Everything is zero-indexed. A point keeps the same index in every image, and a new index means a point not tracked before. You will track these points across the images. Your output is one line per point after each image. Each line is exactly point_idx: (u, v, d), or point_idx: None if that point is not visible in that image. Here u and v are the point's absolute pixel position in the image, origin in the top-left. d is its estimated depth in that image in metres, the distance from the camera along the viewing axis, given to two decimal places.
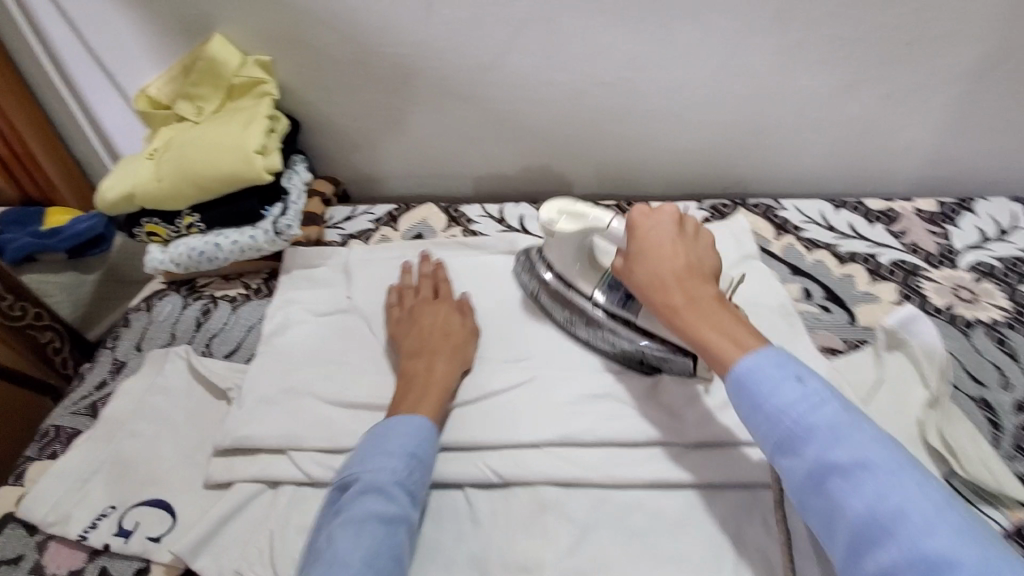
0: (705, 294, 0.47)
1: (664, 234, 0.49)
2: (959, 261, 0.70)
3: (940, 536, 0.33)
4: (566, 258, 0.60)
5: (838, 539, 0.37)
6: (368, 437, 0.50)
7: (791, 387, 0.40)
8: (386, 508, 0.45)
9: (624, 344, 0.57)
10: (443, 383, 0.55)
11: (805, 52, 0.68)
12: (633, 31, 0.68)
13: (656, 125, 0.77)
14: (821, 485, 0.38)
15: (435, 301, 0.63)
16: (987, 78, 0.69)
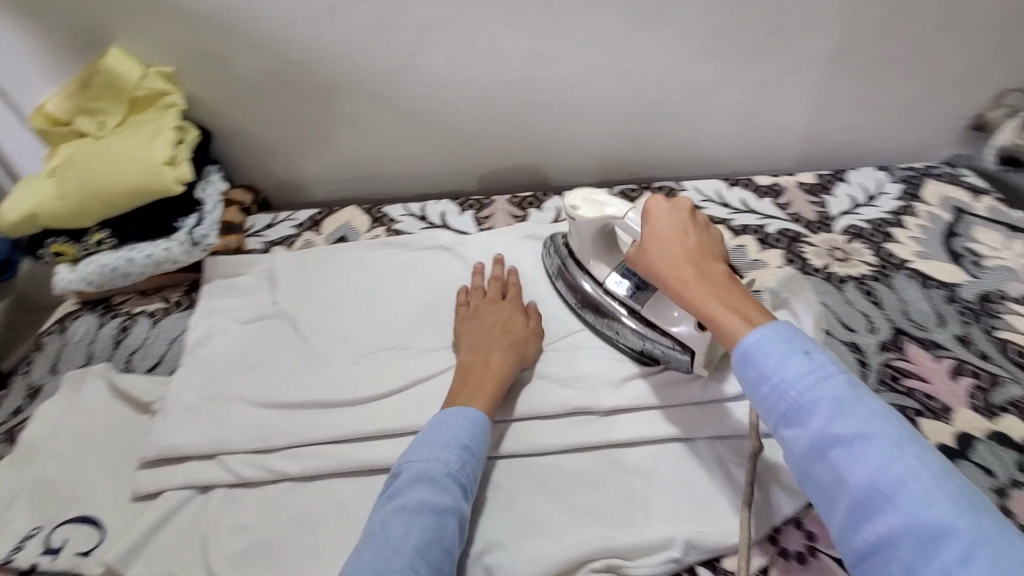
0: (711, 271, 0.48)
1: (677, 219, 0.52)
2: (834, 226, 0.79)
3: (945, 509, 0.31)
4: (587, 247, 0.63)
5: (837, 510, 0.35)
6: (425, 430, 0.51)
7: (797, 360, 0.39)
8: (446, 498, 0.45)
9: (630, 336, 0.60)
10: (500, 376, 0.56)
11: (688, 45, 0.76)
12: (533, 30, 0.73)
13: (565, 118, 0.83)
14: (822, 456, 0.36)
15: (499, 302, 0.65)
16: (843, 64, 0.80)
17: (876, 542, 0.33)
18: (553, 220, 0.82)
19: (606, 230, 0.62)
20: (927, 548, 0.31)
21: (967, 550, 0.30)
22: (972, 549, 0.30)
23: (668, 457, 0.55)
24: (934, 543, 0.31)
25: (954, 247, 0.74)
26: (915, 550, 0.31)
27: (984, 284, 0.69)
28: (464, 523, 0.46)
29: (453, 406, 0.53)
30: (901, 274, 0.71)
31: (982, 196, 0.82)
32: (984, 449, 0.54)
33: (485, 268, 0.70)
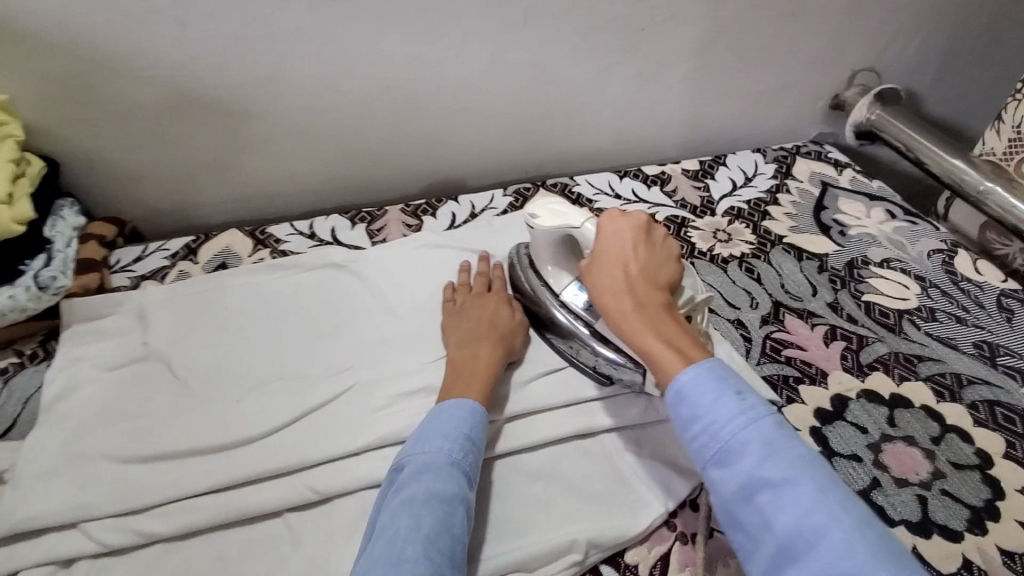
0: (655, 298, 0.48)
1: (629, 239, 0.52)
2: (716, 209, 0.82)
3: (864, 558, 0.33)
4: (547, 256, 0.62)
5: (762, 554, 0.37)
6: (423, 425, 0.51)
7: (729, 398, 0.41)
8: (455, 487, 0.45)
9: (586, 350, 0.59)
10: (492, 367, 0.57)
11: (564, 43, 0.77)
12: (404, 33, 0.71)
13: (451, 121, 0.81)
14: (750, 498, 0.38)
15: (483, 295, 0.66)
16: (711, 52, 0.84)
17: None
18: (449, 226, 0.81)
19: (566, 239, 0.61)
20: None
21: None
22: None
23: (570, 455, 0.55)
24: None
25: (823, 219, 0.80)
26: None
27: (850, 252, 0.74)
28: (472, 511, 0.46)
29: (451, 398, 0.53)
30: (778, 249, 0.75)
31: (844, 169, 0.89)
32: (856, 407, 0.57)
33: (470, 264, 0.71)
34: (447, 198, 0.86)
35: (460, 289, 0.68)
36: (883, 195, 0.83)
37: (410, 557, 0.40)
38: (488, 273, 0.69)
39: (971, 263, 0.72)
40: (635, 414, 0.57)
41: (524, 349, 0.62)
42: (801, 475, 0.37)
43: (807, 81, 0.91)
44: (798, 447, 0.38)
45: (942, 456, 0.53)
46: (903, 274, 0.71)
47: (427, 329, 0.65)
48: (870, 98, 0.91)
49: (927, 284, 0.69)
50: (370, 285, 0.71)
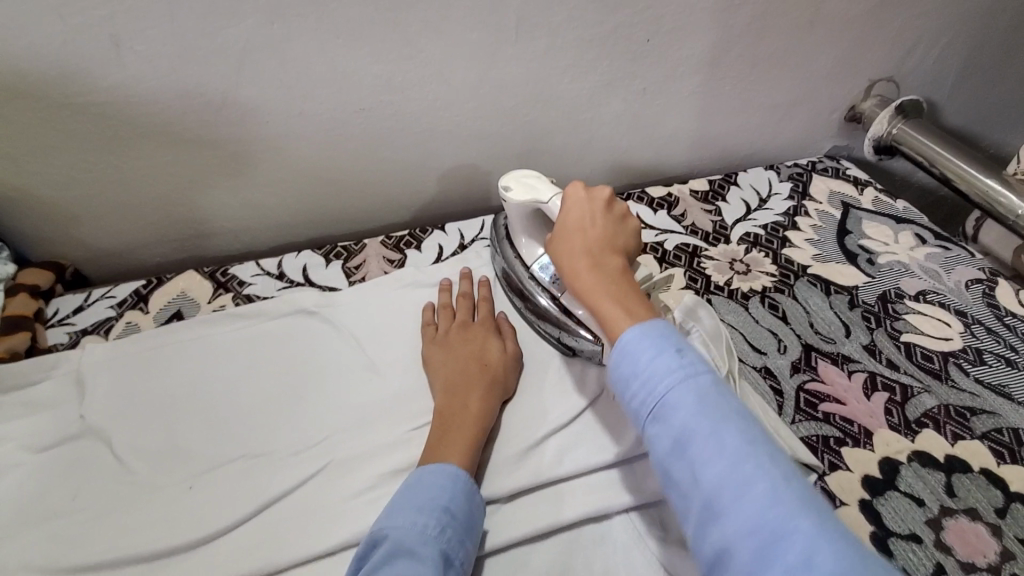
0: (612, 263, 0.45)
1: (589, 206, 0.49)
2: (730, 235, 0.75)
3: (788, 509, 0.32)
4: (520, 227, 0.61)
5: (691, 511, 0.35)
6: (405, 484, 0.46)
7: (666, 353, 0.38)
8: (427, 568, 0.39)
9: (548, 323, 0.59)
10: (481, 418, 0.51)
11: (562, 58, 0.69)
12: (380, 50, 0.63)
13: (436, 144, 0.73)
14: (682, 452, 0.36)
15: (469, 327, 0.60)
16: (720, 63, 0.76)
17: (722, 544, 0.33)
18: (435, 261, 0.72)
19: (538, 212, 0.59)
20: (767, 549, 0.31)
21: (805, 551, 0.30)
22: (809, 550, 0.30)
23: (585, 544, 0.47)
24: (777, 544, 0.31)
25: (848, 246, 0.73)
26: (755, 552, 0.31)
27: (881, 284, 0.67)
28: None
29: (433, 460, 0.47)
30: (802, 282, 0.68)
31: (865, 187, 0.82)
32: (908, 472, 0.50)
33: (452, 283, 0.67)
34: (433, 227, 0.78)
35: (442, 312, 0.63)
36: (910, 217, 0.76)
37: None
38: (469, 292, 0.65)
39: (1014, 295, 0.65)
40: (655, 486, 0.49)
41: (517, 384, 0.57)
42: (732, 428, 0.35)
43: (821, 92, 0.85)
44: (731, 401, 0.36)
45: (1010, 533, 0.46)
46: (942, 309, 0.64)
47: (413, 385, 0.57)
48: (890, 110, 0.84)
49: (969, 320, 0.62)
50: (347, 333, 0.62)
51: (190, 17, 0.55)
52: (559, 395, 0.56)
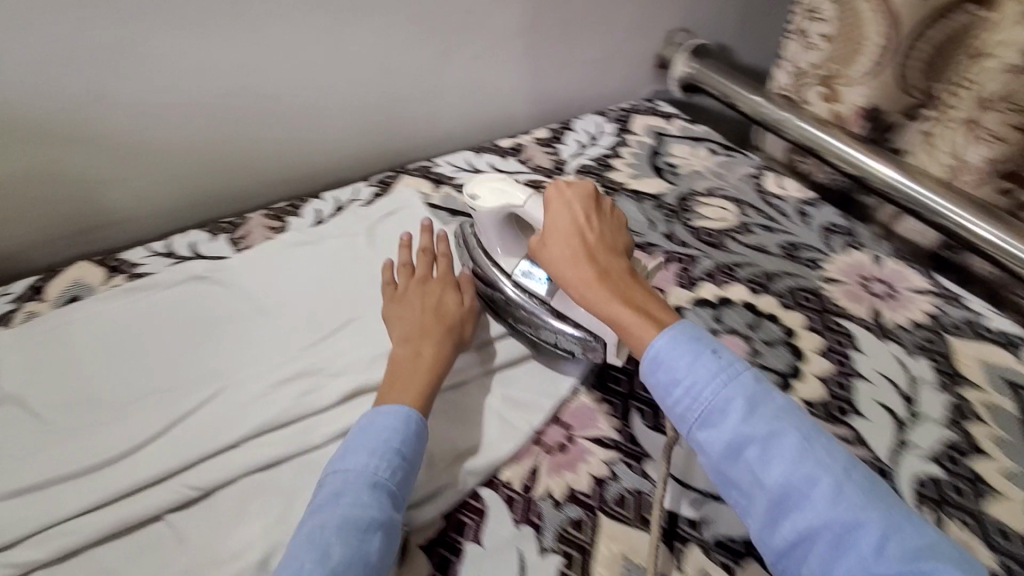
0: (619, 266, 0.52)
1: (581, 208, 0.54)
2: (567, 169, 0.90)
3: (850, 501, 0.39)
4: (494, 236, 0.59)
5: (757, 508, 0.41)
6: (357, 429, 0.48)
7: (710, 365, 0.44)
8: (375, 511, 0.43)
9: (545, 332, 0.57)
10: (435, 368, 0.54)
11: (397, 31, 0.81)
12: (231, 40, 0.72)
13: (300, 120, 0.83)
14: (739, 456, 0.42)
15: (427, 280, 0.61)
16: (539, 27, 0.91)
17: (795, 535, 0.39)
18: (314, 223, 0.81)
19: (511, 216, 0.59)
20: (840, 539, 0.38)
21: (873, 536, 0.37)
22: (877, 535, 0.37)
23: (447, 404, 0.56)
24: (848, 534, 0.38)
25: (657, 164, 0.89)
26: (829, 541, 0.38)
27: (681, 188, 0.83)
28: (396, 538, 0.43)
29: (386, 403, 0.50)
30: (621, 195, 0.83)
31: (673, 120, 0.99)
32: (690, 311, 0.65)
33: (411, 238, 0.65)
34: (311, 196, 0.86)
35: (403, 270, 0.63)
36: (705, 137, 0.95)
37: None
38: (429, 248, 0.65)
39: (777, 182, 0.83)
40: (501, 355, 0.60)
41: (475, 335, 0.59)
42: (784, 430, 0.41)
43: (631, 44, 1.01)
44: (777, 402, 0.42)
45: (757, 338, 0.62)
46: (724, 199, 0.81)
47: (299, 320, 0.66)
48: (684, 54, 1.02)
49: (742, 203, 0.80)
50: (236, 288, 0.70)
51: (43, 23, 0.62)
52: None
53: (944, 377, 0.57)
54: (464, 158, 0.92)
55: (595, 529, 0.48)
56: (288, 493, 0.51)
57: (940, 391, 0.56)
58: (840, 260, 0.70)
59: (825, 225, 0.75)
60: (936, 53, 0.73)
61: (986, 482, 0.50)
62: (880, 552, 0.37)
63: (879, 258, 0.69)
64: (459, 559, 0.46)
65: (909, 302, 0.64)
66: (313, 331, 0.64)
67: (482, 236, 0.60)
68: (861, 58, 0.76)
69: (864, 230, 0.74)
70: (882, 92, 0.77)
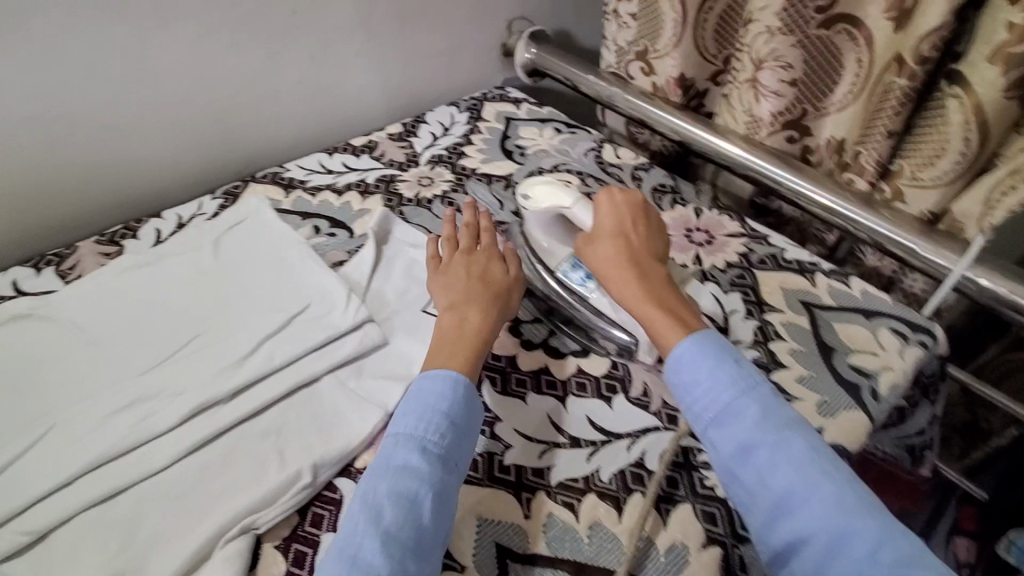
0: (656, 271, 0.55)
1: (629, 212, 0.59)
2: (420, 160, 0.91)
3: (849, 510, 0.40)
4: (540, 232, 0.65)
5: (758, 508, 0.43)
6: (408, 394, 0.49)
7: (729, 369, 0.47)
8: (427, 473, 0.44)
9: (587, 326, 0.61)
10: (479, 332, 0.54)
11: (217, 36, 0.78)
12: (23, 58, 0.66)
13: (127, 137, 0.78)
14: (747, 457, 0.44)
15: (472, 251, 0.63)
16: (372, 22, 0.92)
17: (792, 538, 0.40)
18: (154, 242, 0.77)
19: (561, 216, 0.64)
20: (833, 545, 0.39)
21: (871, 543, 0.38)
22: (871, 542, 0.38)
23: (299, 405, 0.56)
24: (842, 541, 0.39)
25: (507, 147, 0.93)
26: (823, 547, 0.39)
27: (529, 167, 0.88)
28: (451, 499, 0.44)
29: (434, 370, 0.50)
30: (473, 180, 0.86)
31: (522, 104, 1.04)
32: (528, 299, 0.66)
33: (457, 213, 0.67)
34: (151, 216, 0.82)
35: (447, 243, 0.65)
36: (551, 117, 1.00)
37: (366, 555, 0.39)
38: (472, 221, 0.67)
39: (614, 152, 0.90)
40: (352, 348, 0.60)
41: (518, 306, 0.60)
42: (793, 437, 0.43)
43: (469, 36, 1.05)
44: (792, 411, 0.44)
45: None
46: (568, 172, 0.86)
47: (136, 345, 0.62)
48: (524, 42, 1.07)
49: (584, 175, 0.85)
50: (65, 322, 0.65)
51: None
52: (274, 311, 0.65)
53: (752, 306, 0.64)
54: (316, 159, 0.92)
55: None
56: (131, 522, 0.49)
57: (748, 317, 0.62)
58: (668, 215, 0.76)
59: (655, 186, 0.82)
60: (722, 22, 0.82)
61: (784, 390, 0.56)
62: (873, 559, 0.37)
63: (701, 211, 0.77)
64: (314, 551, 0.48)
65: (723, 246, 0.71)
66: (153, 354, 0.61)
67: (529, 228, 0.65)
68: (663, 30, 0.83)
69: (687, 186, 0.82)
70: (686, 61, 0.85)
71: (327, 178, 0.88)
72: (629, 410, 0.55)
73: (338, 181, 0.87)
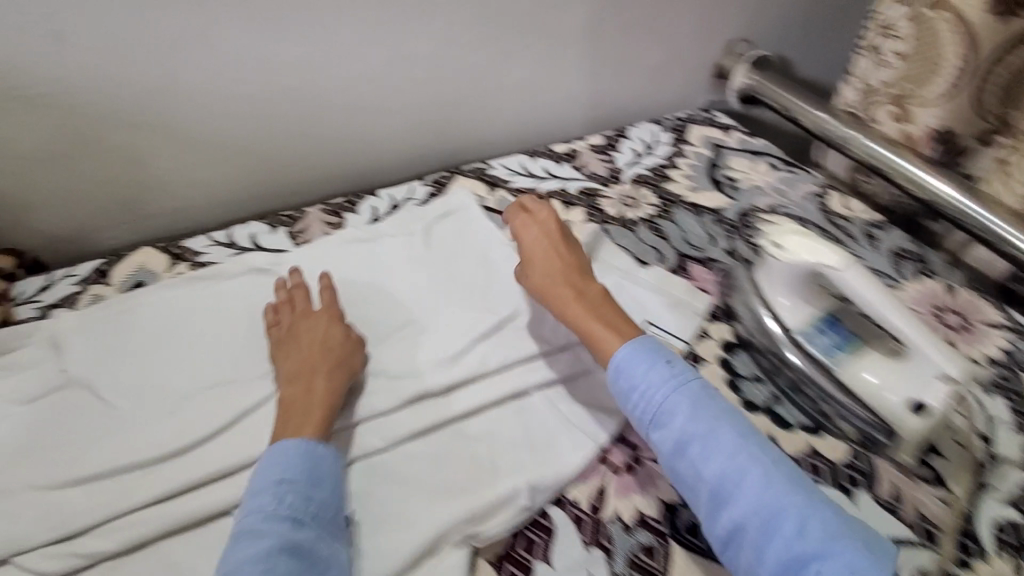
0: (591, 287, 0.59)
1: (554, 234, 0.64)
2: (623, 178, 0.89)
3: (778, 490, 0.45)
4: (782, 286, 0.60)
5: (699, 498, 0.47)
6: (256, 474, 0.48)
7: (663, 371, 0.51)
8: (277, 534, 0.43)
9: (826, 403, 0.57)
10: (327, 396, 0.54)
11: (460, 30, 0.80)
12: (302, 37, 0.72)
13: (362, 118, 0.83)
14: (684, 452, 0.48)
15: (310, 314, 0.61)
16: (600, 31, 0.90)
17: (731, 522, 0.45)
18: (371, 220, 0.81)
19: (812, 274, 0.58)
20: (765, 525, 0.44)
21: (796, 522, 0.43)
22: (797, 519, 0.43)
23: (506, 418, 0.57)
24: (776, 520, 0.43)
25: (716, 177, 0.88)
26: (759, 527, 0.44)
27: (741, 204, 0.83)
28: (314, 549, 0.44)
29: (281, 439, 0.50)
30: (680, 208, 0.81)
31: (731, 132, 0.98)
32: (745, 354, 0.63)
33: (283, 279, 0.67)
34: (366, 193, 0.86)
35: (285, 308, 0.64)
36: (765, 151, 0.93)
37: None
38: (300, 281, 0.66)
39: (842, 202, 0.82)
40: (562, 368, 0.60)
41: (363, 365, 0.59)
42: (720, 430, 0.47)
43: (686, 52, 1.00)
44: (716, 404, 0.48)
45: None
46: (787, 216, 0.80)
47: (357, 319, 0.66)
48: (745, 65, 1.02)
49: (807, 222, 0.78)
50: (295, 284, 0.70)
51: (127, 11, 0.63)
52: (485, 312, 0.65)
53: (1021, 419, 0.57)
54: (518, 159, 0.92)
55: (668, 557, 0.49)
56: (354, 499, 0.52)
57: (1018, 433, 0.56)
58: (914, 287, 0.68)
59: (896, 250, 0.74)
60: (1013, 80, 0.73)
61: None
62: (801, 535, 0.43)
63: (954, 288, 0.68)
64: None
65: (985, 337, 0.64)
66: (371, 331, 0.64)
67: (762, 279, 0.62)
68: (935, 78, 0.76)
69: (934, 258, 0.73)
70: (954, 116, 0.77)
71: (529, 182, 0.88)
72: (876, 511, 0.52)
73: (539, 187, 0.87)
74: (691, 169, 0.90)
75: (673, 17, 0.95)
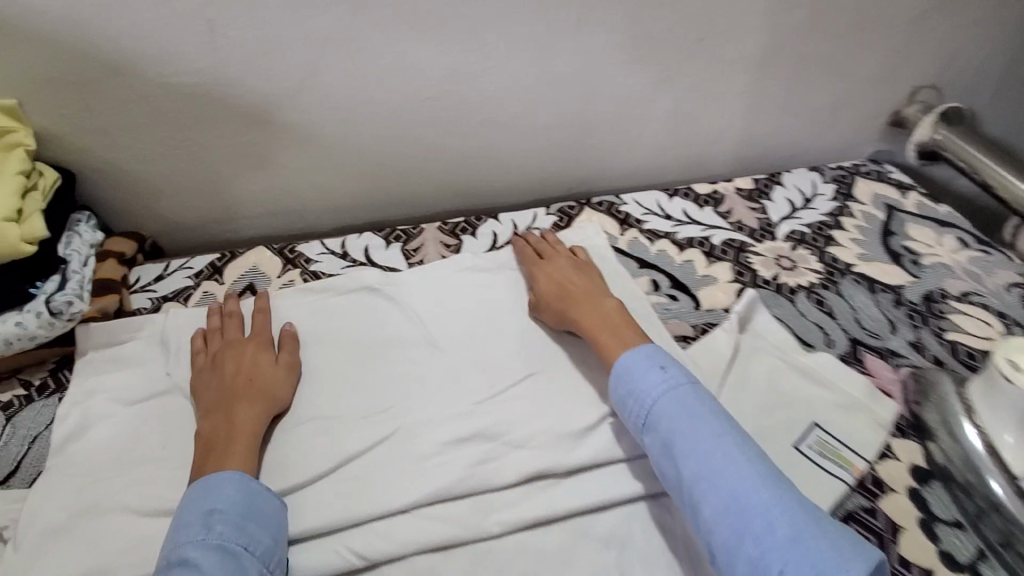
0: (603, 304, 0.60)
1: (561, 260, 0.66)
2: (776, 233, 0.77)
3: (750, 489, 0.44)
4: (1008, 417, 0.52)
5: (680, 497, 0.47)
6: (182, 506, 0.46)
7: (656, 375, 0.52)
8: (208, 569, 0.41)
9: None
10: (251, 431, 0.50)
11: (617, 50, 0.72)
12: (452, 46, 0.66)
13: (495, 134, 0.76)
14: (668, 451, 0.49)
15: (238, 342, 0.58)
16: (771, 63, 0.79)
17: (705, 521, 0.45)
18: (490, 247, 0.74)
19: None
20: (734, 521, 0.43)
21: (765, 521, 0.43)
22: (767, 519, 0.43)
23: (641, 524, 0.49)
24: (745, 519, 0.43)
25: (892, 247, 0.75)
26: (730, 526, 0.44)
27: (927, 284, 0.70)
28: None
29: (208, 476, 0.47)
30: (848, 280, 0.70)
31: (908, 192, 0.83)
32: (940, 486, 0.53)
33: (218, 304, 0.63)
34: (486, 215, 0.80)
35: (212, 332, 0.59)
36: (952, 221, 0.78)
37: None
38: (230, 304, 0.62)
39: None
40: None
41: (290, 397, 0.55)
42: (699, 430, 0.48)
43: (862, 93, 0.87)
44: (700, 404, 0.49)
45: None
46: (984, 309, 0.67)
47: (472, 362, 0.59)
48: (933, 116, 0.87)
49: (1009, 321, 0.66)
50: (407, 311, 0.64)
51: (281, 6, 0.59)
52: None
53: None
54: (655, 195, 0.82)
55: None
56: None
57: None
58: None
59: None
60: None
61: None
62: (770, 535, 0.42)
63: None
64: None
65: None
66: (486, 380, 0.57)
67: (979, 397, 0.54)
68: None
69: None
70: None
71: (665, 223, 0.78)
72: None
73: (677, 231, 0.77)
74: (861, 232, 0.77)
75: (856, 54, 0.82)
